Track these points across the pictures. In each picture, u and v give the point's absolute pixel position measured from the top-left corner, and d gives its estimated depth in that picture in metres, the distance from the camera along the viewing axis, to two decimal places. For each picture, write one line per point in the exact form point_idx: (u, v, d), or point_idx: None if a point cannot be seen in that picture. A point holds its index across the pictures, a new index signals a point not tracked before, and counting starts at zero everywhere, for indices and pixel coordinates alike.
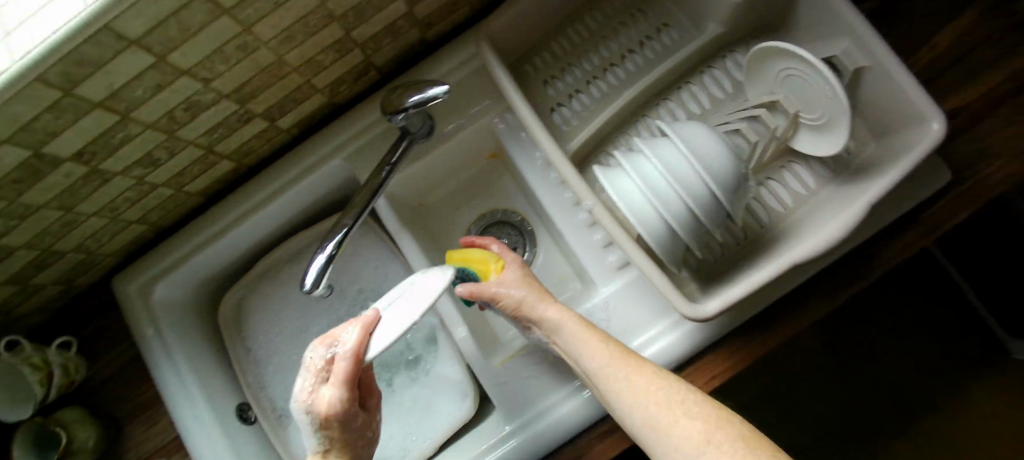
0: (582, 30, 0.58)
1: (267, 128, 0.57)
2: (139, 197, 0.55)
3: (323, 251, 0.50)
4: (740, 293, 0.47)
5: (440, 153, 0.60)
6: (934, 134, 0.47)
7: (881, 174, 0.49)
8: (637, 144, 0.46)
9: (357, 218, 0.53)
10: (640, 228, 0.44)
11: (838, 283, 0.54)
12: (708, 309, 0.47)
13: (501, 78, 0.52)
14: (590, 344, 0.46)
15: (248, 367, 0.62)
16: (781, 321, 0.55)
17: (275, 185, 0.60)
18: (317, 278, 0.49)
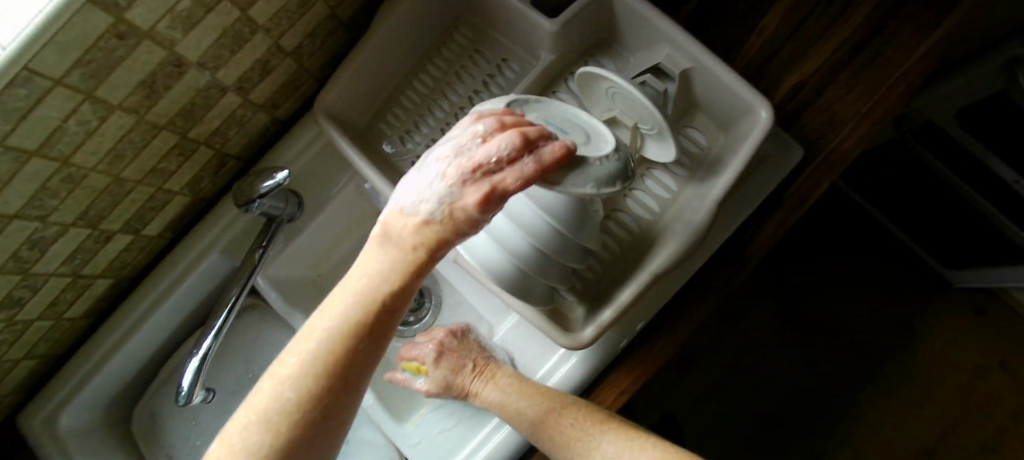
0: (426, 80, 0.59)
1: (133, 240, 0.57)
2: (15, 338, 0.54)
3: (198, 351, 0.51)
4: (609, 314, 0.48)
5: (318, 227, 0.61)
6: (763, 122, 0.48)
7: (729, 166, 0.50)
8: None
9: (241, 290, 0.54)
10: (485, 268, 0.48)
11: (720, 271, 0.55)
12: (583, 336, 0.48)
13: (344, 145, 0.53)
14: (520, 395, 0.47)
15: None
16: (676, 322, 0.55)
17: (158, 291, 0.59)
18: (191, 382, 0.51)
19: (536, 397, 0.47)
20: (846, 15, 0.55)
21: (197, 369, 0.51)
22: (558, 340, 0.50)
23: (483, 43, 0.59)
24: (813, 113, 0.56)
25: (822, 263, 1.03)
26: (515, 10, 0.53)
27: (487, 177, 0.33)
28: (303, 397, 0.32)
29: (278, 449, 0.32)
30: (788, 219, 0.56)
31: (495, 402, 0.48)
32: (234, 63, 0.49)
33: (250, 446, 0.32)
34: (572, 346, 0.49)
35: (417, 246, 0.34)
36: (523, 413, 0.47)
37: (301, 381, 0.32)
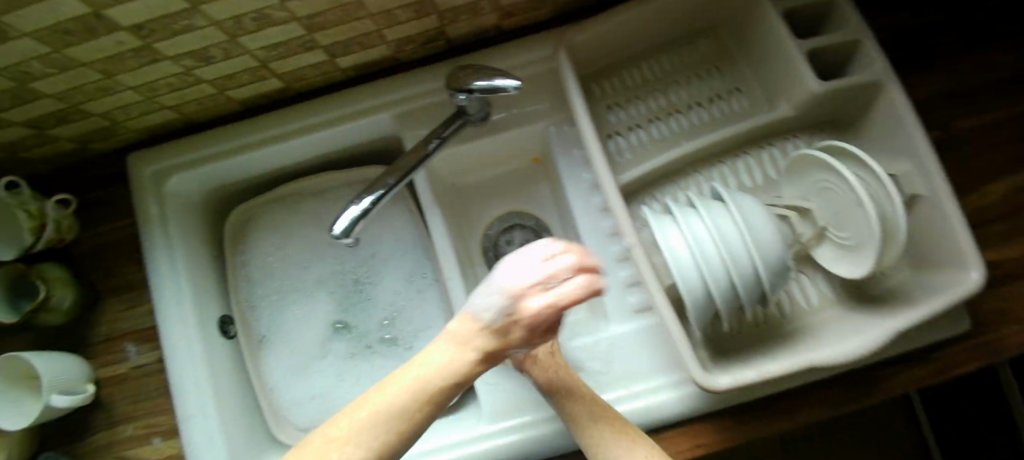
0: (657, 66, 0.58)
1: (325, 62, 0.57)
2: (179, 86, 0.54)
3: (360, 203, 0.51)
4: (751, 375, 0.49)
5: (488, 143, 0.61)
6: (971, 285, 0.44)
7: (914, 304, 0.48)
8: (695, 201, 0.47)
9: (400, 181, 0.53)
10: (678, 281, 0.45)
11: (846, 394, 0.53)
12: (719, 382, 0.48)
13: (571, 86, 0.51)
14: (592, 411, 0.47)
15: (241, 283, 0.67)
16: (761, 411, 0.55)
17: (314, 120, 0.60)
18: (348, 227, 0.50)
19: (609, 421, 0.45)
20: None
21: (357, 220, 0.50)
22: (690, 373, 0.49)
23: (727, 60, 0.57)
24: (990, 297, 0.52)
25: None
26: (784, 50, 0.50)
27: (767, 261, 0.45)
28: (449, 380, 0.39)
29: (427, 413, 0.38)
30: (925, 379, 0.52)
31: (577, 413, 0.47)
32: None
33: (420, 395, 0.38)
34: (705, 388, 0.49)
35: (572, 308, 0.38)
36: (588, 425, 0.46)
37: (467, 366, 0.40)
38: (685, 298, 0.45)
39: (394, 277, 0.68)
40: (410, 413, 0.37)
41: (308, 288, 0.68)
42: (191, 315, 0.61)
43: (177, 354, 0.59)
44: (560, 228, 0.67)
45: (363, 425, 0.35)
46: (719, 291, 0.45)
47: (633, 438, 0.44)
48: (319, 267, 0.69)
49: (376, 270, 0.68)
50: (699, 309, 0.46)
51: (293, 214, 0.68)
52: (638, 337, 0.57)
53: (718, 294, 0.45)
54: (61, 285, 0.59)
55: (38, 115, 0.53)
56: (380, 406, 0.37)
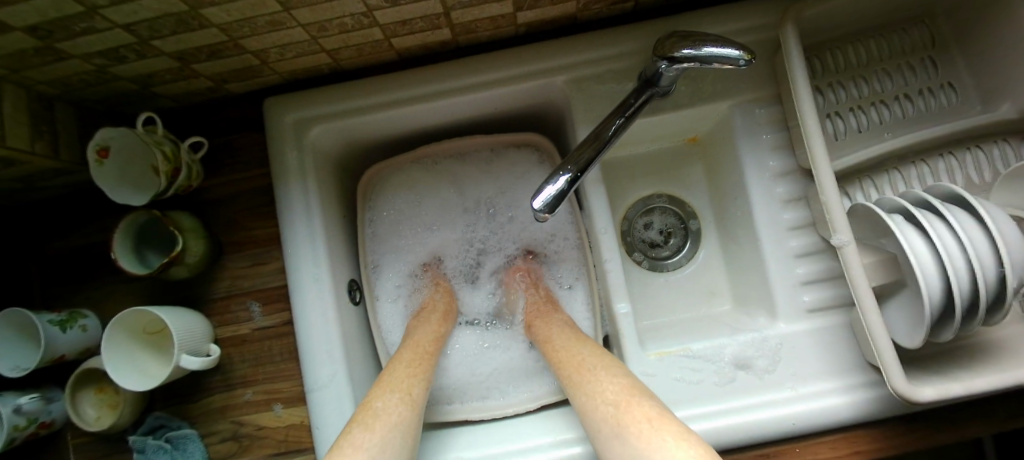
0: (863, 51, 0.53)
1: (506, 15, 0.51)
2: (351, 28, 0.48)
3: (553, 185, 0.43)
4: (959, 392, 0.44)
5: (665, 119, 0.56)
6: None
7: None
8: (937, 206, 0.43)
9: (599, 151, 0.47)
10: (920, 284, 0.41)
11: None
12: (923, 394, 0.43)
13: (795, 64, 0.47)
14: (571, 340, 0.50)
15: (369, 247, 0.62)
16: (943, 426, 0.50)
17: (478, 79, 0.54)
18: (551, 203, 0.43)
19: (574, 343, 0.50)
20: None
21: (558, 197, 0.43)
22: (891, 380, 0.44)
23: (937, 51, 0.54)
24: None
25: None
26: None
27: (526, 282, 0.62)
28: (411, 354, 0.50)
29: (417, 394, 0.46)
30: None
31: (542, 338, 0.53)
32: None
33: (403, 395, 0.44)
34: (904, 399, 0.44)
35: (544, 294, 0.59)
36: (560, 347, 0.50)
37: (409, 392, 0.45)
38: (925, 305, 0.41)
39: (529, 248, 0.65)
40: (414, 347, 0.51)
41: (438, 253, 0.65)
42: (326, 274, 0.55)
43: (311, 317, 0.53)
44: (710, 214, 0.63)
45: (385, 416, 0.41)
46: (962, 302, 0.41)
47: (582, 360, 0.46)
48: (447, 231, 0.64)
49: (509, 237, 0.65)
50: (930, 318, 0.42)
51: (427, 172, 0.63)
52: (814, 338, 0.52)
53: (960, 301, 0.41)
54: (192, 237, 0.53)
55: (189, 47, 0.48)
56: (383, 399, 0.43)
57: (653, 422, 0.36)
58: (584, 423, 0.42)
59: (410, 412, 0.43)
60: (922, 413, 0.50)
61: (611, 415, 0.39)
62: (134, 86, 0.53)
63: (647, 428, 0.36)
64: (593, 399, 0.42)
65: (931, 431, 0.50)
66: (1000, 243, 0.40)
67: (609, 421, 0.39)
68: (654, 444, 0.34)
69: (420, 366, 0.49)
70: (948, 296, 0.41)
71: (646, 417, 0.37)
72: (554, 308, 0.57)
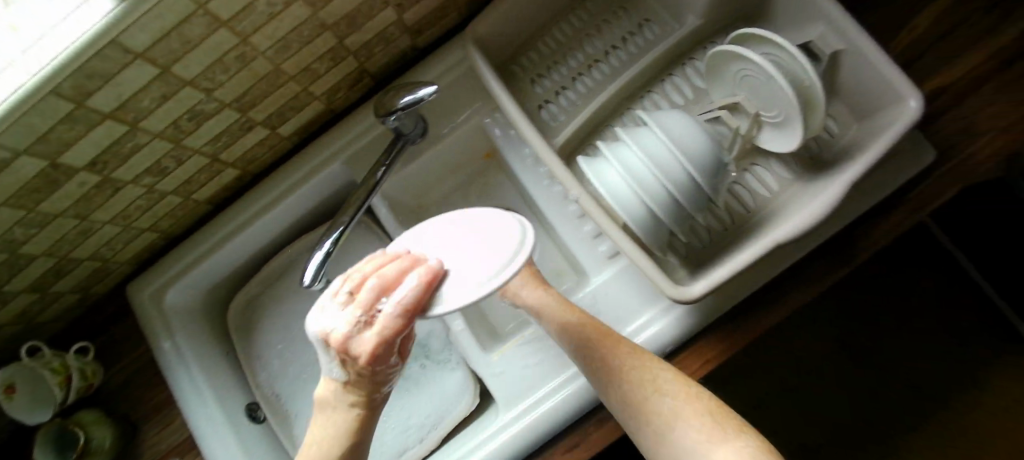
0: (566, 28, 0.60)
1: (269, 135, 0.60)
2: (149, 205, 0.58)
3: (321, 248, 0.54)
4: (725, 273, 0.47)
5: (435, 155, 0.64)
6: (911, 112, 0.47)
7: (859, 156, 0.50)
8: (618, 133, 0.46)
9: (354, 215, 0.57)
10: (620, 213, 0.45)
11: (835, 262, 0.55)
12: (692, 290, 0.47)
13: (487, 76, 0.54)
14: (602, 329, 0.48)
15: (256, 369, 0.67)
16: (769, 304, 0.54)
17: (276, 191, 0.62)
18: (316, 271, 0.53)
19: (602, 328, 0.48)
20: (1002, 28, 0.55)
21: (320, 265, 0.53)
22: (664, 291, 0.49)
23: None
24: (952, 119, 0.57)
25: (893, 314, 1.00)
26: None
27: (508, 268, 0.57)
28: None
29: None
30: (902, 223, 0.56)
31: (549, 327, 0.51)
32: None
33: None
34: (681, 302, 0.48)
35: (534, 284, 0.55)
36: (570, 337, 0.48)
37: None
38: (628, 224, 0.45)
39: None
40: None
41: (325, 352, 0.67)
42: (217, 411, 0.60)
43: (213, 453, 0.58)
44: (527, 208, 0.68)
45: None
46: (663, 208, 0.44)
47: (624, 343, 0.46)
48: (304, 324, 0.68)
49: None
50: (646, 231, 0.46)
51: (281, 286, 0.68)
52: (615, 278, 0.57)
53: (660, 210, 0.44)
54: (97, 426, 0.60)
55: (35, 279, 0.57)
56: None
57: (714, 414, 0.38)
58: (622, 409, 0.42)
59: None
60: (749, 300, 0.54)
61: (665, 403, 0.40)
62: (19, 327, 0.61)
63: (710, 421, 0.38)
64: (639, 383, 0.42)
65: (756, 314, 0.53)
66: (672, 145, 0.44)
67: (664, 412, 0.39)
68: (716, 434, 0.37)
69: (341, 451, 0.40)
70: (652, 209, 0.45)
71: (707, 410, 0.39)
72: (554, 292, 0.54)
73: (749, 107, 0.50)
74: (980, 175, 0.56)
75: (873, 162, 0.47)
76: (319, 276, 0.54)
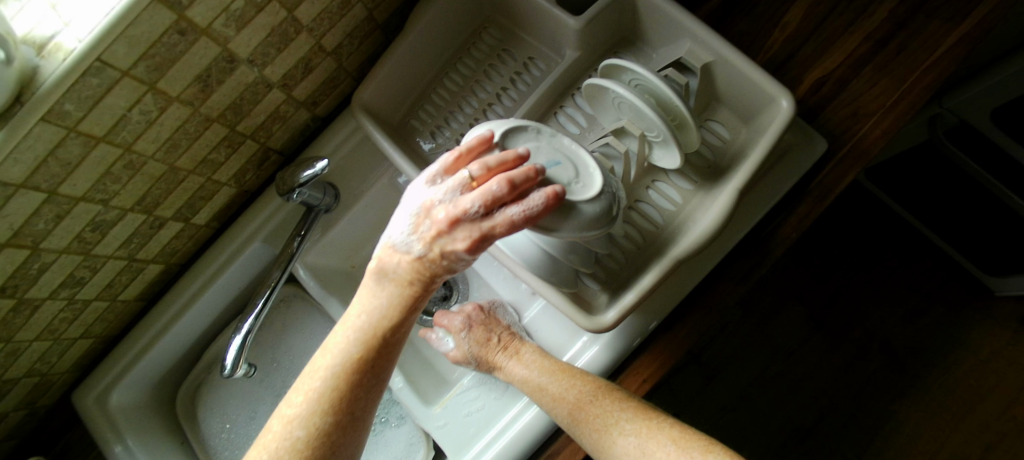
0: (456, 77, 0.62)
1: (184, 227, 0.61)
2: (74, 315, 0.59)
3: (240, 332, 0.54)
4: (633, 297, 0.48)
5: (352, 218, 0.64)
6: (786, 112, 0.49)
7: (749, 155, 0.51)
8: None
9: (274, 289, 0.56)
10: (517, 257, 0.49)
11: (751, 262, 0.55)
12: (606, 319, 0.48)
13: (380, 140, 0.56)
14: (556, 372, 0.49)
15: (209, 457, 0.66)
16: (694, 313, 0.54)
17: (202, 278, 0.63)
18: (235, 359, 0.54)
19: (563, 372, 0.49)
20: (870, 10, 0.57)
21: (239, 349, 0.54)
22: (580, 323, 0.49)
23: (511, 41, 0.62)
24: (841, 104, 0.58)
25: (849, 283, 1.04)
26: (541, 10, 0.56)
27: (468, 318, 0.58)
28: (307, 440, 0.39)
29: None
30: (814, 210, 0.55)
31: (518, 377, 0.51)
32: (279, 60, 0.53)
33: None
34: (596, 330, 0.48)
35: (491, 336, 0.55)
36: (541, 385, 0.49)
37: (304, 425, 0.39)
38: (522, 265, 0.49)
39: None
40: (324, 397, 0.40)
41: None
42: None
43: None
44: None
45: None
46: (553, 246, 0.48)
47: (578, 387, 0.47)
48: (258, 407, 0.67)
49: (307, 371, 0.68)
50: (546, 267, 0.49)
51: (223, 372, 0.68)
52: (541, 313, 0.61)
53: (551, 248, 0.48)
54: None
55: None
56: None
57: (677, 440, 0.41)
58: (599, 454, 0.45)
59: None
60: (675, 313, 0.55)
61: (631, 444, 0.43)
62: None
63: (675, 448, 0.41)
64: (605, 430, 0.44)
65: (685, 323, 0.54)
66: None
67: (634, 451, 0.42)
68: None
69: (330, 406, 0.40)
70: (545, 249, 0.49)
71: (670, 438, 0.42)
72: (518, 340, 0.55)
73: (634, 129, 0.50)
74: (877, 152, 0.56)
75: (760, 158, 0.49)
76: (240, 362, 0.54)
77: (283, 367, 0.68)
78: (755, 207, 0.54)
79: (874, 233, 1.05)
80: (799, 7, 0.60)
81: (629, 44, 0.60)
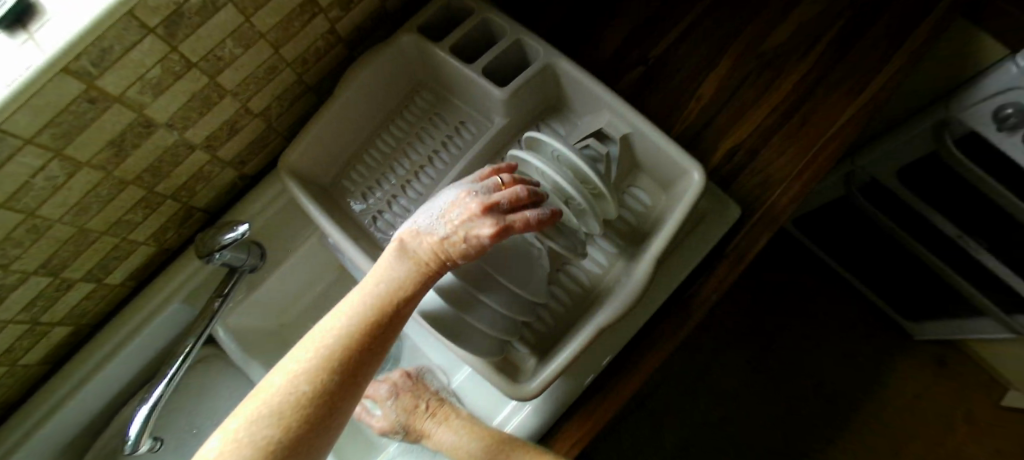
0: (388, 139, 0.63)
1: (96, 287, 0.59)
2: None
3: (151, 396, 0.51)
4: (556, 366, 0.47)
5: (279, 278, 0.63)
6: (697, 185, 0.50)
7: (666, 223, 0.51)
8: None
9: (192, 348, 0.54)
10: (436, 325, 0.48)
11: (676, 322, 0.54)
12: (528, 387, 0.47)
13: (307, 203, 0.55)
14: (486, 438, 0.47)
15: None
16: (623, 377, 0.53)
17: (113, 340, 0.60)
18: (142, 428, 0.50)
19: (492, 437, 0.47)
20: (774, 85, 0.62)
21: (145, 419, 0.51)
22: (503, 389, 0.48)
23: (442, 105, 0.64)
24: (749, 175, 0.59)
25: (785, 326, 1.09)
26: (467, 78, 0.58)
27: (395, 385, 0.54)
28: (311, 394, 0.34)
29: (277, 448, 0.33)
30: (732, 271, 0.56)
31: (446, 444, 0.48)
32: (203, 121, 0.54)
33: (255, 443, 0.33)
34: (520, 398, 0.47)
35: (419, 403, 0.52)
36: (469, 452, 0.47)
37: (313, 380, 0.35)
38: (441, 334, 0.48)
39: None
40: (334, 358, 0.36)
41: None
42: None
43: None
44: None
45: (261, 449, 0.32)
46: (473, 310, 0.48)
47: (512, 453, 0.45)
48: None
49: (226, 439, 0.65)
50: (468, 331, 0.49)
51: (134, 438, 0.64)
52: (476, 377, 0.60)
53: (473, 312, 0.48)
54: None
55: None
56: (233, 441, 0.33)
57: None
58: None
59: (285, 440, 0.33)
60: (604, 375, 0.54)
61: None
62: None
63: None
64: None
65: (615, 386, 0.53)
66: None
67: None
68: None
69: (337, 365, 0.36)
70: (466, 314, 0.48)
71: None
72: (446, 405, 0.52)
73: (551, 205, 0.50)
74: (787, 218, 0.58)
75: (673, 229, 0.49)
76: (143, 436, 0.52)
77: (200, 433, 0.65)
78: (677, 270, 0.54)
79: (800, 281, 1.11)
80: (712, 80, 0.63)
81: (554, 111, 0.63)
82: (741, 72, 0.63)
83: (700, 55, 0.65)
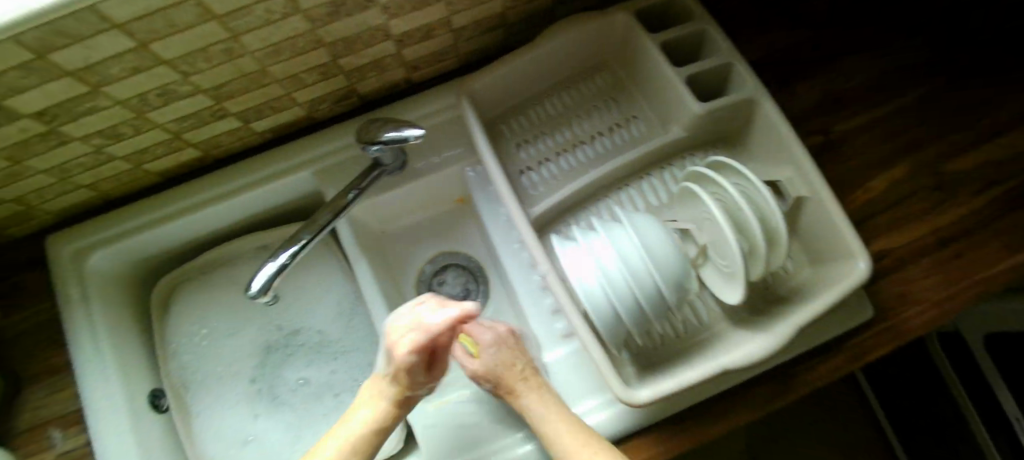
0: (557, 104, 0.63)
1: (239, 127, 0.59)
2: (93, 165, 0.55)
3: (275, 260, 0.51)
4: (672, 386, 0.46)
5: (411, 189, 0.62)
6: (861, 274, 0.48)
7: (815, 296, 0.50)
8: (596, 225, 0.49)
9: (316, 233, 0.54)
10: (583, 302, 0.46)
11: (776, 389, 0.54)
12: (640, 395, 0.46)
13: (474, 129, 0.55)
14: (571, 427, 0.46)
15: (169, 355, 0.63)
16: (708, 418, 0.53)
17: (235, 182, 0.60)
18: (265, 284, 0.50)
19: (578, 426, 0.46)
20: (945, 205, 0.59)
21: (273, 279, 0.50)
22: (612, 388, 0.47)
23: (620, 93, 0.63)
24: (891, 283, 0.57)
25: (807, 429, 1.08)
26: (667, 78, 0.56)
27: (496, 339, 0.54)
28: None
29: None
30: (845, 367, 0.55)
31: (534, 415, 0.48)
32: (408, 18, 0.53)
33: None
34: (627, 404, 0.46)
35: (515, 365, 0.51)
36: (549, 430, 0.47)
37: None
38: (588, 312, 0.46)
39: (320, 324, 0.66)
40: None
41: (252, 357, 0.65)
42: (122, 394, 0.55)
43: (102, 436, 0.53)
44: (489, 262, 0.69)
45: None
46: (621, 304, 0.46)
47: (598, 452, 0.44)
48: (243, 332, 0.65)
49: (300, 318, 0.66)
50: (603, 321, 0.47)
51: (216, 280, 0.66)
52: (569, 358, 0.57)
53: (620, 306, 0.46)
54: None
55: None
56: None
57: None
58: None
59: None
60: (694, 409, 0.53)
61: None
62: None
63: None
64: None
65: (699, 424, 0.53)
66: (642, 249, 0.46)
67: None
68: None
69: None
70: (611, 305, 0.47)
71: None
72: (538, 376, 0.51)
73: (699, 237, 0.51)
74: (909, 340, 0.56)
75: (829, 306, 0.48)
76: (269, 288, 0.51)
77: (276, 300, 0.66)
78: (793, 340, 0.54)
79: (837, 394, 1.10)
80: (887, 179, 0.62)
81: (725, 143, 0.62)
82: (920, 181, 0.61)
83: (882, 149, 0.63)
